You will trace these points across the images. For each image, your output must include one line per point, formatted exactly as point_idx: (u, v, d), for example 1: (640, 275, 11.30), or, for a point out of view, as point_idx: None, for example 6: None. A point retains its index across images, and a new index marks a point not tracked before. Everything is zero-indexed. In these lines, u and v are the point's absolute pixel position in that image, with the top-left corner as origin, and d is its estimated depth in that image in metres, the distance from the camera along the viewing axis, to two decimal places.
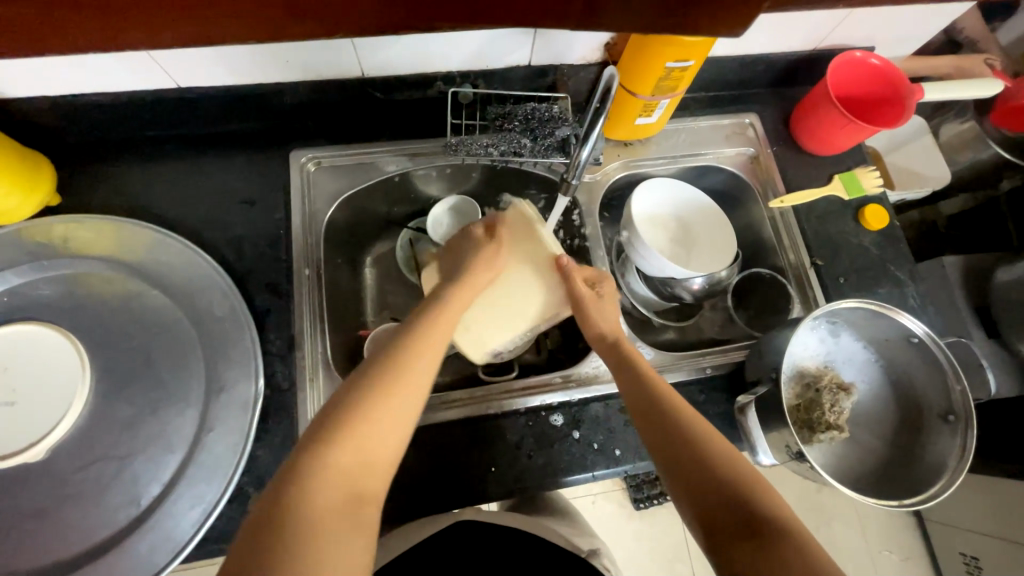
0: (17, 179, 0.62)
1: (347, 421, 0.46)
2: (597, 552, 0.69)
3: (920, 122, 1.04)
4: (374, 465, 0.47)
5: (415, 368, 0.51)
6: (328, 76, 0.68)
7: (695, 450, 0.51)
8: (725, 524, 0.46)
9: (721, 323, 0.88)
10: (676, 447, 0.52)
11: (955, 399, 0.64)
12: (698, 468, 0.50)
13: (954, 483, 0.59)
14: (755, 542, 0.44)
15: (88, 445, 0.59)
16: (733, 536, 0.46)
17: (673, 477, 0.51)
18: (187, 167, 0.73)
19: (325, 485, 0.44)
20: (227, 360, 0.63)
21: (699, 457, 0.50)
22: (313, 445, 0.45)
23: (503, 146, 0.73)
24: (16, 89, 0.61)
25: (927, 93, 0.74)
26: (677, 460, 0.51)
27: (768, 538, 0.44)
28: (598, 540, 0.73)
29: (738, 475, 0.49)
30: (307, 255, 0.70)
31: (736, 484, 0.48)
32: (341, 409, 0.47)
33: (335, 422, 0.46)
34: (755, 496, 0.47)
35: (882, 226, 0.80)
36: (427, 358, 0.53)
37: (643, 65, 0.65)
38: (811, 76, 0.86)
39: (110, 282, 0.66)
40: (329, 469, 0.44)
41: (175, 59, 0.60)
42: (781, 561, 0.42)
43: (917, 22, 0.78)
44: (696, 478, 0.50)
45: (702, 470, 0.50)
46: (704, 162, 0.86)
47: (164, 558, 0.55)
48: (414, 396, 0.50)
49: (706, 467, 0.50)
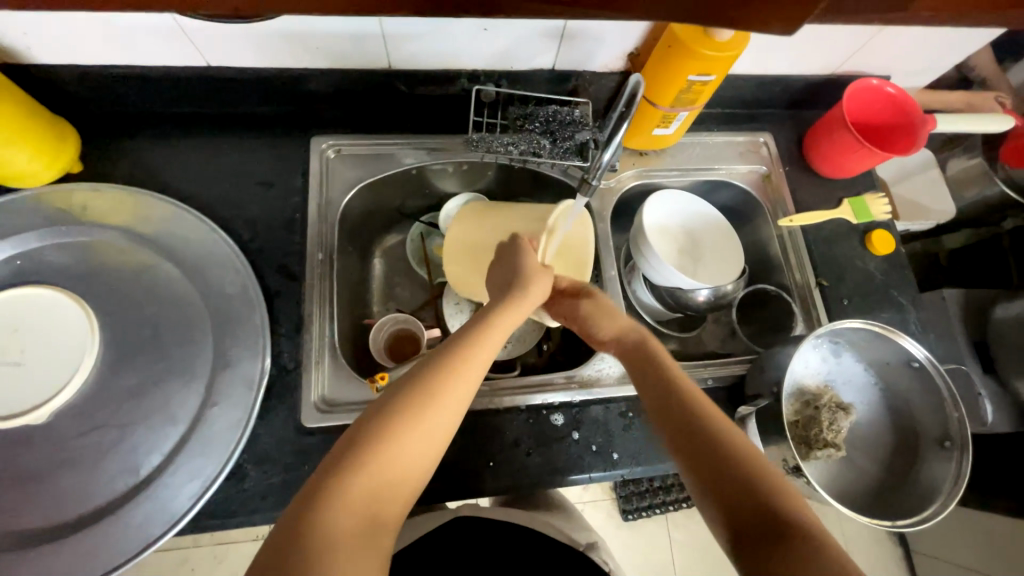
0: (41, 144, 0.62)
1: (378, 431, 0.46)
2: (595, 546, 0.70)
3: (927, 156, 1.06)
4: (410, 474, 0.47)
5: (462, 382, 0.51)
6: (354, 64, 0.69)
7: (708, 449, 0.50)
8: (751, 531, 0.45)
9: (722, 338, 0.88)
10: (690, 453, 0.51)
11: (952, 426, 0.65)
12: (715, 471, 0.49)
13: (948, 507, 0.60)
14: (781, 545, 0.43)
15: (91, 410, 0.59)
16: (760, 542, 0.44)
17: (700, 482, 0.50)
18: (209, 145, 0.74)
19: (359, 497, 0.43)
20: (235, 337, 0.64)
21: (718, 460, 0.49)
22: (347, 459, 0.45)
23: (523, 145, 0.73)
24: (48, 53, 0.62)
25: (939, 124, 0.75)
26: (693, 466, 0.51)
27: (793, 539, 0.43)
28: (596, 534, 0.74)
29: (756, 475, 0.48)
30: (321, 240, 0.71)
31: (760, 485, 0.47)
32: (369, 419, 0.47)
33: (364, 435, 0.46)
34: (775, 494, 0.46)
35: (888, 252, 0.81)
36: (476, 373, 0.52)
37: (665, 77, 0.66)
38: (825, 101, 0.88)
39: (125, 252, 0.67)
40: (362, 481, 0.44)
41: (207, 35, 0.61)
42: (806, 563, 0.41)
43: (932, 53, 0.80)
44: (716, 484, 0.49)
45: (719, 473, 0.49)
46: (716, 177, 0.87)
47: (160, 528, 0.55)
48: (456, 407, 0.50)
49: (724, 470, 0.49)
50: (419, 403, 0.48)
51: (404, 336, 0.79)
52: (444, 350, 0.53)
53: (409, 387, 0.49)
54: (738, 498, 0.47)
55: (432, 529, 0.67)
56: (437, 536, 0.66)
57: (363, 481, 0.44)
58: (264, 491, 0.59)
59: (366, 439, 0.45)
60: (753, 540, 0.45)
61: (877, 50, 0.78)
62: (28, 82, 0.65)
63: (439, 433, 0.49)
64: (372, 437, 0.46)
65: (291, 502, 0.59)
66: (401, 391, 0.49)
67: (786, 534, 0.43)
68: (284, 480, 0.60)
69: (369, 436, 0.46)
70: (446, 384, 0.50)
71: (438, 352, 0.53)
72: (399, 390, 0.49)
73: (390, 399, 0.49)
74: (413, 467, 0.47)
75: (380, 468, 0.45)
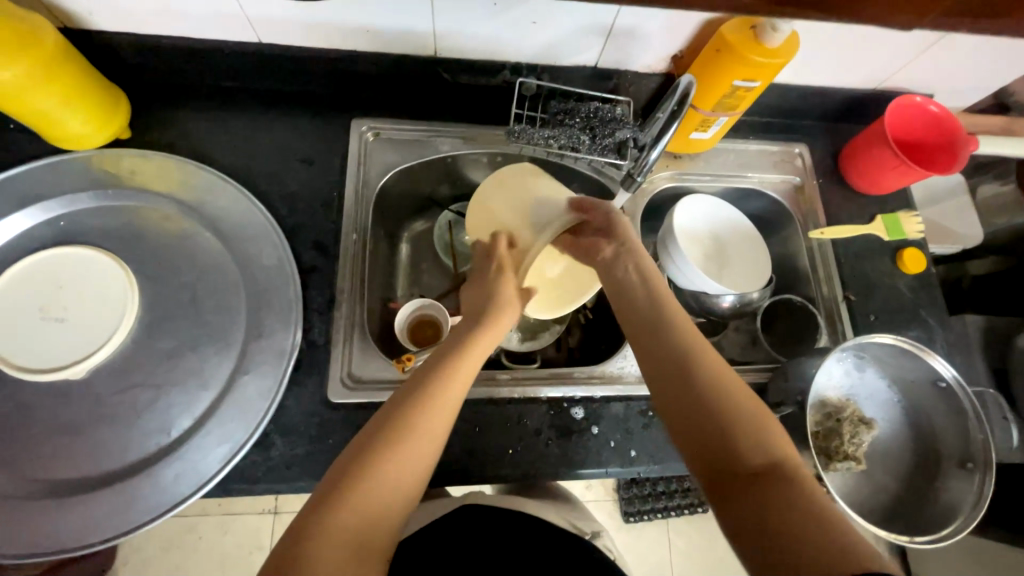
0: (95, 108, 0.64)
1: (369, 453, 0.47)
2: (599, 534, 0.72)
3: (959, 179, 1.05)
4: (409, 479, 0.48)
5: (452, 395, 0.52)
6: (401, 49, 0.70)
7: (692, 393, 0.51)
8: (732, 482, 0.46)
9: (743, 345, 0.86)
10: (674, 396, 0.52)
11: (975, 447, 0.65)
12: (697, 422, 0.50)
13: (968, 528, 0.60)
14: (757, 498, 0.44)
15: (126, 370, 0.61)
16: (734, 485, 0.46)
17: (695, 444, 0.49)
18: (251, 120, 0.75)
19: (358, 513, 0.44)
20: (269, 308, 0.65)
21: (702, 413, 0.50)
22: (355, 463, 0.46)
23: (563, 139, 0.73)
24: (108, 21, 0.64)
25: (982, 145, 0.75)
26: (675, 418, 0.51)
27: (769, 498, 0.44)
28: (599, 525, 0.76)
29: (743, 427, 0.48)
30: (356, 221, 0.72)
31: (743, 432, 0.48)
32: (357, 444, 0.48)
33: (357, 455, 0.47)
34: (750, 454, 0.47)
35: (918, 270, 0.80)
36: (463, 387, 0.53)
37: (711, 80, 0.67)
38: (864, 115, 0.87)
39: (168, 219, 0.68)
40: (373, 474, 0.46)
41: (263, 13, 0.63)
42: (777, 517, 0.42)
43: (978, 73, 0.79)
44: (703, 437, 0.49)
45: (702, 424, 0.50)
46: (748, 185, 0.87)
47: (188, 488, 0.57)
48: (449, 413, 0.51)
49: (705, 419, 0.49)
50: (408, 419, 0.49)
51: (427, 322, 0.79)
52: (428, 369, 0.54)
53: (397, 409, 0.49)
54: (716, 450, 0.48)
55: (440, 517, 0.66)
56: (448, 521, 0.65)
57: (358, 498, 0.45)
58: (289, 460, 0.61)
59: (360, 460, 0.46)
60: (723, 482, 0.46)
61: (924, 67, 0.78)
62: (85, 48, 0.67)
63: (435, 440, 0.50)
64: (365, 459, 0.46)
65: (314, 474, 0.61)
66: (388, 417, 0.49)
67: (759, 484, 0.45)
68: (310, 451, 0.61)
69: (361, 458, 0.47)
70: (436, 400, 0.50)
71: (425, 373, 0.53)
72: (392, 411, 0.50)
73: (377, 424, 0.49)
74: (411, 473, 0.47)
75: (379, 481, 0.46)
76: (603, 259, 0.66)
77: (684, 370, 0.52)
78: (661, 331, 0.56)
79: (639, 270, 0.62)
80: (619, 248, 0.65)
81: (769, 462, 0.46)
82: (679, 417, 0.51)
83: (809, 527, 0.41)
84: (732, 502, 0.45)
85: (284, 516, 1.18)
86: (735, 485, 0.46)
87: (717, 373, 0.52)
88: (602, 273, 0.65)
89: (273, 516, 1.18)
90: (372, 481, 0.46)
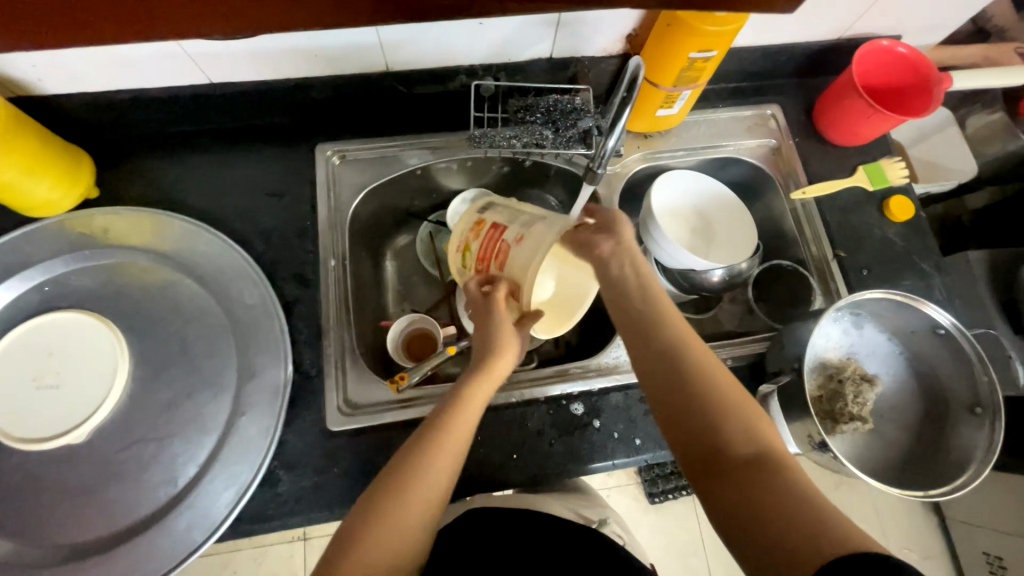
0: (58, 172, 0.64)
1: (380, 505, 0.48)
2: (607, 521, 0.72)
3: (946, 113, 1.01)
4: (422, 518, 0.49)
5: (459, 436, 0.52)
6: (354, 69, 0.69)
7: (685, 383, 0.51)
8: (721, 472, 0.46)
9: (740, 316, 0.86)
10: (665, 385, 0.51)
11: (982, 390, 0.64)
12: (688, 419, 0.49)
13: (980, 476, 0.60)
14: (753, 486, 0.44)
15: (127, 427, 0.62)
16: (728, 480, 0.45)
17: (688, 438, 0.49)
18: (217, 161, 0.75)
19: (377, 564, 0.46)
20: (258, 346, 0.66)
21: (690, 407, 0.50)
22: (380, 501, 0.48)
23: (525, 138, 0.72)
24: (57, 83, 0.64)
25: (956, 82, 0.73)
26: (668, 415, 0.51)
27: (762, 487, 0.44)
28: (609, 510, 0.75)
29: (735, 422, 0.48)
30: (333, 247, 0.72)
31: (735, 428, 0.48)
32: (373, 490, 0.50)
33: (367, 508, 0.48)
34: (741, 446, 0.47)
35: (908, 218, 0.79)
36: (470, 425, 0.53)
37: (666, 56, 0.65)
38: (833, 66, 0.85)
39: (148, 272, 0.69)
40: (395, 511, 0.48)
41: (209, 56, 0.63)
42: (773, 505, 0.42)
43: (944, 9, 0.77)
44: (694, 435, 0.49)
45: (692, 415, 0.49)
46: (725, 153, 0.85)
47: (202, 535, 0.58)
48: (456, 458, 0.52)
49: (693, 410, 0.49)
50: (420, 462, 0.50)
51: (421, 336, 0.79)
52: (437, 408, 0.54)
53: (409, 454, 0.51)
54: (708, 447, 0.48)
55: (445, 527, 0.65)
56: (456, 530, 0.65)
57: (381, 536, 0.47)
58: (298, 494, 0.61)
59: (375, 512, 0.48)
60: (719, 476, 0.46)
61: (887, 11, 0.75)
62: (40, 114, 0.67)
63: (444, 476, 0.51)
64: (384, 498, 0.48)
65: (325, 503, 0.61)
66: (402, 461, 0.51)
67: (756, 475, 0.44)
68: (316, 483, 0.61)
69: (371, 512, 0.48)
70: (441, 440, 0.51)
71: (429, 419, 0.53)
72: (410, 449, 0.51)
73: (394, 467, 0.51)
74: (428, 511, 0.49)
75: (389, 531, 0.47)
76: (602, 254, 0.60)
77: (673, 369, 0.52)
78: (648, 329, 0.55)
79: (636, 265, 0.59)
80: (616, 245, 0.60)
81: (761, 458, 0.46)
82: (673, 413, 0.50)
83: (804, 516, 0.41)
84: (726, 494, 0.45)
85: (316, 540, 1.20)
86: (729, 477, 0.45)
87: (701, 360, 0.52)
88: (599, 270, 0.60)
89: (303, 542, 1.20)
90: (386, 529, 0.47)
